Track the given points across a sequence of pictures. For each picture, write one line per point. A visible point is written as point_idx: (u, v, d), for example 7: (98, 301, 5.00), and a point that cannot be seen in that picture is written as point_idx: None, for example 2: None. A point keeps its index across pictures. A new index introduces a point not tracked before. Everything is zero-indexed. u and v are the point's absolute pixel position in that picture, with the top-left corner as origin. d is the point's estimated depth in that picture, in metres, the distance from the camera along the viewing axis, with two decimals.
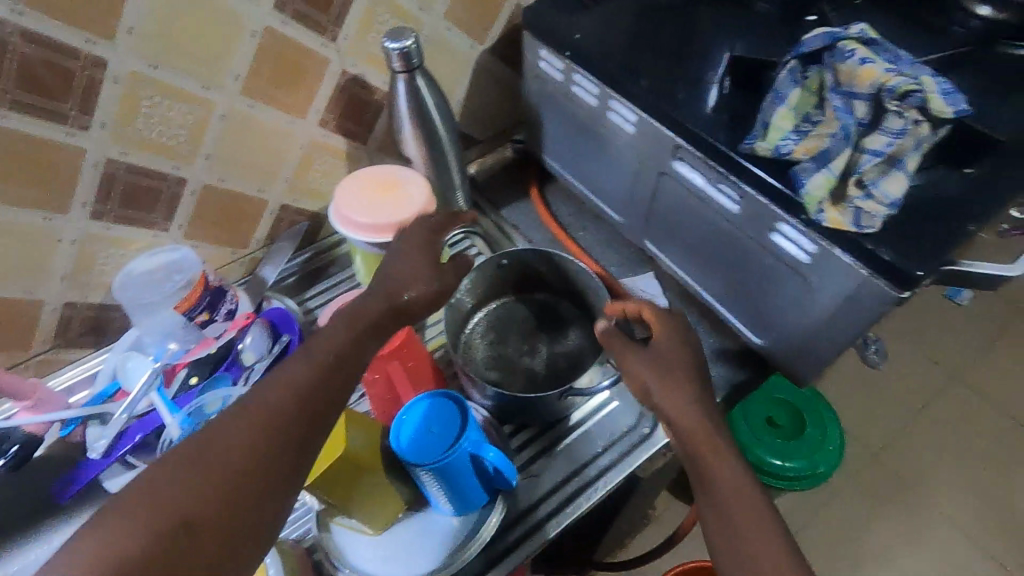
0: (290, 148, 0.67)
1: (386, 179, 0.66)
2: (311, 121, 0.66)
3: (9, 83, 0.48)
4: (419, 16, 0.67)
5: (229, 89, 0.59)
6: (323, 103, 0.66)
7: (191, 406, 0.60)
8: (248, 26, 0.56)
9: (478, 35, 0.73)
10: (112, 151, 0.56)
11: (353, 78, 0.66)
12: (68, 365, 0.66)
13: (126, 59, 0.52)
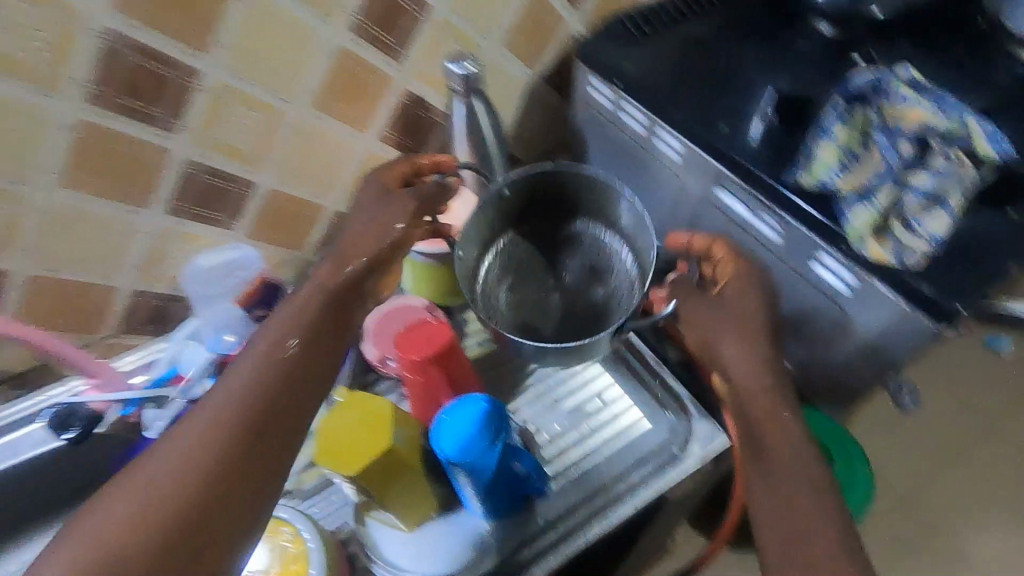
0: (350, 159, 0.71)
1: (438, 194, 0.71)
2: (372, 134, 0.70)
3: (113, 88, 0.53)
4: (480, 42, 0.71)
5: (300, 103, 0.63)
6: (384, 119, 0.70)
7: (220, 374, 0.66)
8: (325, 46, 0.61)
9: (529, 61, 0.76)
10: (193, 153, 0.60)
11: (412, 97, 0.71)
12: (131, 350, 0.70)
13: (216, 71, 0.57)
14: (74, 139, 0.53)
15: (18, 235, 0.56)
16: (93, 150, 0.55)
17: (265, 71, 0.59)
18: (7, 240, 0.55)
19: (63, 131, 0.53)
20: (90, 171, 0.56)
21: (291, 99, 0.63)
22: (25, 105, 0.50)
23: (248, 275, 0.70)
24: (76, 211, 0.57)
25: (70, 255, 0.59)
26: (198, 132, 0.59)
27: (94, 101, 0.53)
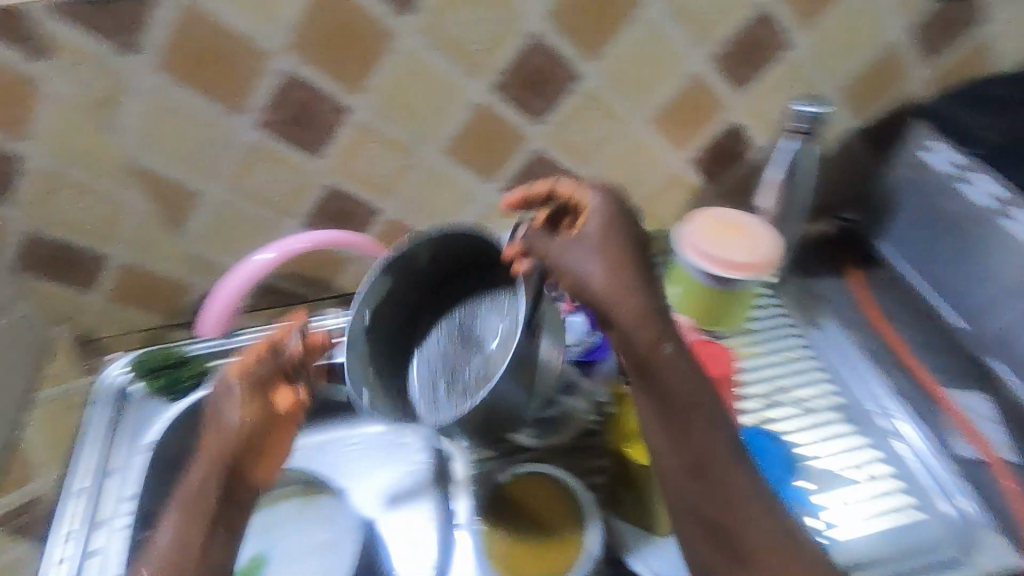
0: (472, 204, 0.80)
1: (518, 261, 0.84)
2: (495, 186, 0.78)
3: (278, 119, 0.65)
4: (631, 117, 0.75)
5: (436, 148, 0.72)
6: (510, 176, 0.77)
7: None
8: (466, 98, 0.68)
9: (680, 143, 0.80)
10: (331, 180, 0.72)
11: (543, 159, 0.77)
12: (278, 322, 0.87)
13: (363, 111, 0.67)
14: (354, 131, 0.68)
15: (216, 167, 0.68)
16: (362, 143, 0.69)
17: (504, 128, 0.72)
18: (208, 169, 0.68)
19: (344, 122, 0.67)
20: (343, 167, 0.71)
21: (491, 169, 0.76)
22: (206, 119, 0.63)
23: None
24: (236, 215, 0.73)
25: (228, 244, 0.75)
26: (428, 170, 0.74)
27: (265, 127, 0.65)
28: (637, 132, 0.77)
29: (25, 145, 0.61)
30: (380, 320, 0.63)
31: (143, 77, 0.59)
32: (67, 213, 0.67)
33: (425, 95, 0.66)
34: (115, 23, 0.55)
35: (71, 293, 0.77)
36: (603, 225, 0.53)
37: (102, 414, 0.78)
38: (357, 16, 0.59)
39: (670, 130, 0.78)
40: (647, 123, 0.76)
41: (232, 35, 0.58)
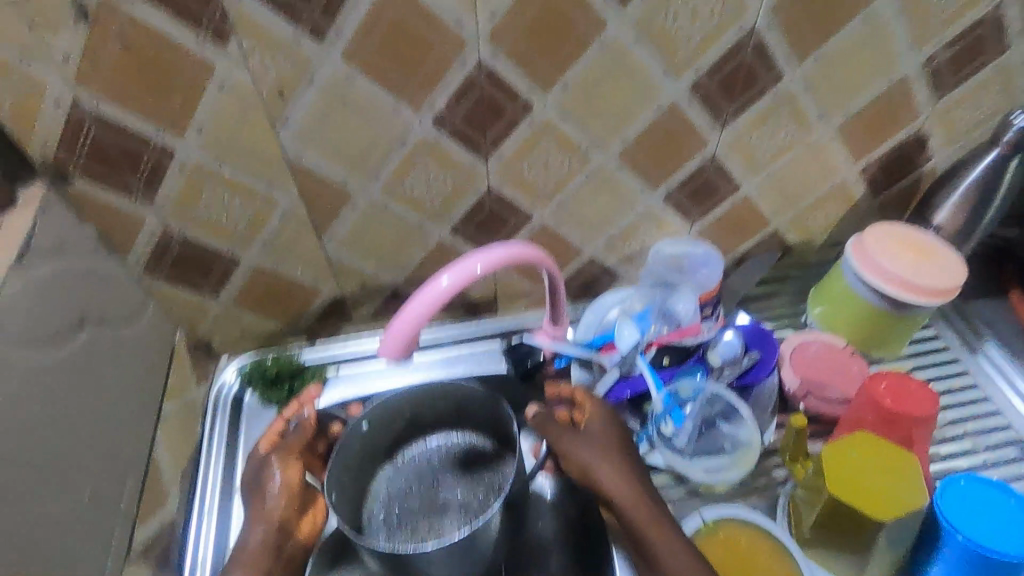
0: (629, 210, 0.74)
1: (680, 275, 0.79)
2: (658, 194, 0.72)
3: (457, 116, 0.58)
4: (817, 124, 0.68)
5: (610, 151, 0.65)
6: (677, 181, 0.71)
7: (670, 387, 0.73)
8: (658, 99, 0.61)
9: (856, 151, 0.73)
10: (494, 182, 0.65)
11: (717, 164, 0.70)
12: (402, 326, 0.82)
13: (547, 108, 0.59)
14: (532, 132, 0.61)
15: (378, 166, 0.61)
16: (537, 144, 0.62)
17: (690, 130, 0.65)
18: (370, 168, 0.61)
19: (526, 122, 0.60)
20: (511, 170, 0.65)
21: (663, 175, 0.70)
22: (384, 114, 0.56)
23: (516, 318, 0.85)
24: (383, 216, 0.66)
25: (366, 247, 0.69)
26: (595, 175, 0.68)
27: (440, 124, 0.58)
28: (820, 140, 0.70)
29: (183, 139, 0.54)
30: (402, 475, 0.71)
31: (328, 66, 0.51)
32: (205, 209, 0.60)
33: (618, 94, 0.59)
34: (313, 6, 0.47)
35: (196, 298, 0.70)
36: (605, 426, 0.66)
37: (223, 426, 0.74)
38: (574, 7, 0.51)
39: (853, 138, 0.71)
40: (834, 128, 0.69)
41: (435, 24, 0.50)
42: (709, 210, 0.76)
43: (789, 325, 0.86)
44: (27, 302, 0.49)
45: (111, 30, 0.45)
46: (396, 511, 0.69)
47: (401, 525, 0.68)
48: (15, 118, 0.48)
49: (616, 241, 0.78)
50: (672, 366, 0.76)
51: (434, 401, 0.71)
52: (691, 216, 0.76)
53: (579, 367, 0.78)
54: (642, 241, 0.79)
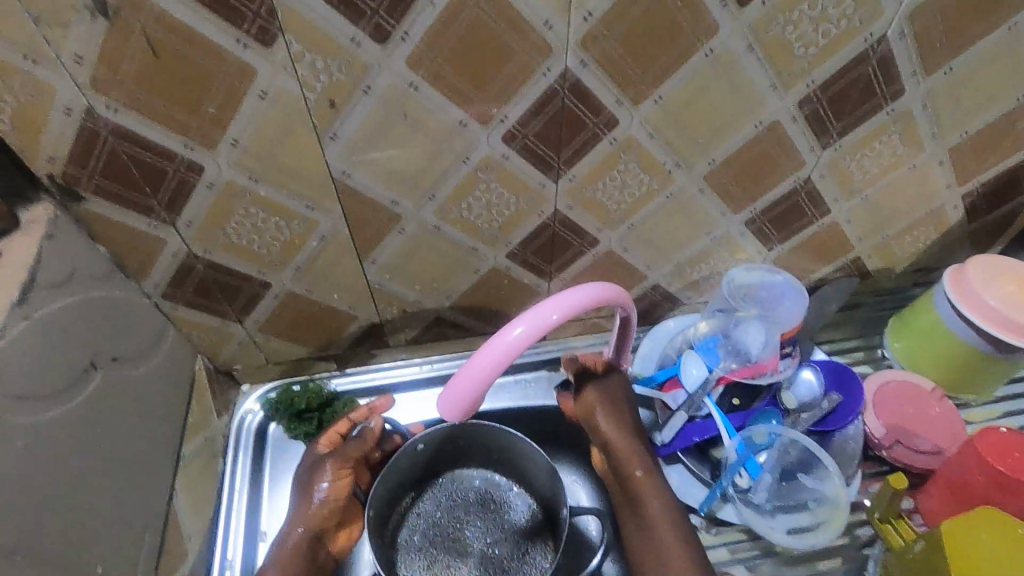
0: (705, 235, 0.65)
1: (750, 296, 0.71)
2: (740, 218, 0.64)
3: (531, 132, 0.50)
4: (929, 144, 0.60)
5: (694, 171, 0.57)
6: (764, 203, 0.63)
7: (743, 432, 0.66)
8: (759, 115, 0.53)
9: (963, 175, 0.65)
10: (561, 205, 0.57)
11: (810, 187, 0.62)
12: (443, 352, 0.75)
13: (634, 125, 0.51)
14: (613, 151, 0.53)
15: (433, 185, 0.53)
16: (616, 163, 0.54)
17: (787, 151, 0.57)
18: (423, 188, 0.53)
19: (607, 140, 0.52)
20: (582, 192, 0.57)
21: (748, 199, 0.62)
22: (447, 131, 0.48)
23: (557, 347, 0.78)
24: (433, 239, 0.58)
25: (408, 272, 0.62)
26: (674, 198, 0.60)
27: (510, 141, 0.50)
28: (926, 162, 0.62)
29: (214, 154, 0.46)
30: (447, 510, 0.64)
31: (389, 74, 0.43)
32: (233, 231, 0.53)
33: (715, 110, 0.51)
34: (377, 4, 0.39)
35: (220, 324, 0.63)
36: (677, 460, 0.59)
37: (245, 463, 0.66)
38: (683, 9, 0.43)
39: (962, 160, 0.63)
40: (944, 151, 0.61)
41: (519, 28, 0.42)
42: (791, 235, 0.68)
43: (866, 361, 0.78)
44: (30, 351, 0.42)
45: (134, 29, 0.37)
46: (419, 540, 0.63)
47: (420, 552, 0.62)
48: (19, 129, 0.41)
49: (685, 267, 0.70)
50: (743, 408, 0.69)
51: (489, 443, 0.65)
52: (770, 242, 0.68)
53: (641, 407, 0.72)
54: (712, 267, 0.71)
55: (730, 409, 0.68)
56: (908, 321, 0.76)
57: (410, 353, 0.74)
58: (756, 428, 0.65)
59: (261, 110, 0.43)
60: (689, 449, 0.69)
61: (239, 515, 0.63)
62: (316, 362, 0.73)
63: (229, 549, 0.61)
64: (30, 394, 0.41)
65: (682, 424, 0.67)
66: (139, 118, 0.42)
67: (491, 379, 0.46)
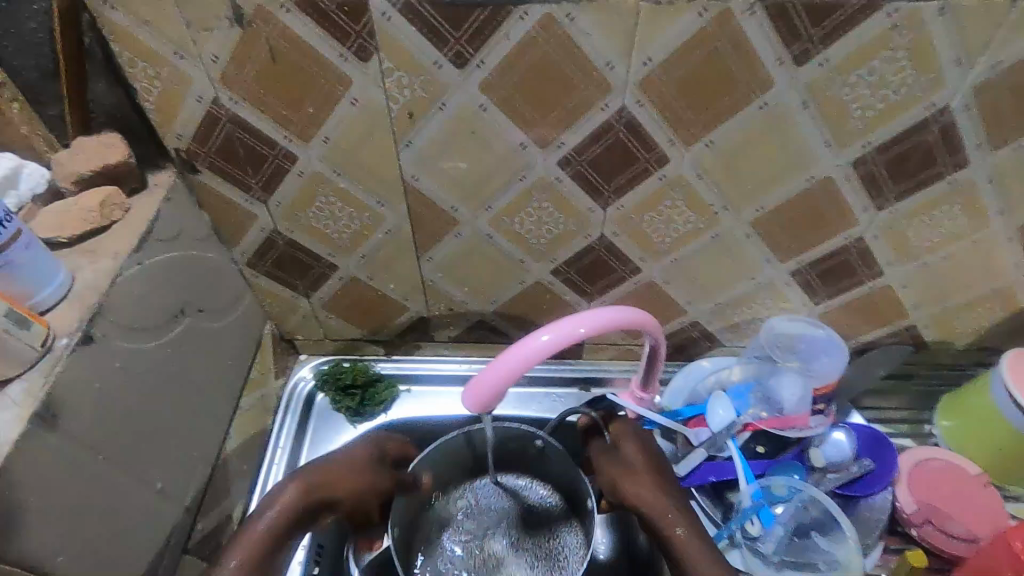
0: (748, 279, 0.67)
1: (789, 345, 0.71)
2: (786, 268, 0.65)
3: (584, 160, 0.54)
4: (996, 220, 0.58)
5: (741, 216, 0.59)
6: (812, 256, 0.63)
7: (762, 481, 0.66)
8: (810, 170, 0.54)
9: None
10: (607, 231, 0.61)
11: (862, 247, 0.62)
12: (481, 354, 0.79)
13: (685, 164, 0.54)
14: (662, 186, 0.56)
15: (491, 198, 0.58)
16: (664, 198, 0.57)
17: (840, 208, 0.57)
18: (482, 199, 0.58)
19: (657, 176, 0.55)
20: (628, 221, 0.60)
21: (796, 250, 0.62)
22: (508, 149, 0.53)
23: (589, 366, 0.80)
24: (486, 247, 0.63)
25: (459, 274, 0.67)
26: (719, 239, 0.61)
27: (565, 166, 0.54)
28: (992, 237, 0.60)
29: (307, 147, 0.53)
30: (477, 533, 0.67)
31: (463, 96, 0.49)
32: (313, 215, 0.60)
33: (766, 160, 0.53)
34: (461, 35, 0.44)
35: (290, 296, 0.70)
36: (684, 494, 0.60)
37: (291, 424, 0.73)
38: (739, 63, 0.46)
39: None
40: (1013, 228, 0.59)
41: (583, 66, 0.46)
42: (840, 292, 0.68)
43: (909, 435, 0.76)
44: (139, 290, 0.50)
45: (261, 37, 0.45)
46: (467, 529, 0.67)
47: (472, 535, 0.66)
48: (159, 108, 0.50)
49: (725, 308, 0.71)
50: (766, 457, 0.70)
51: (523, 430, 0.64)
52: (816, 296, 0.68)
53: (662, 437, 0.72)
54: (754, 312, 0.72)
55: (754, 455, 0.69)
56: (962, 400, 0.72)
57: (451, 350, 0.79)
58: (777, 479, 0.66)
59: (351, 114, 0.50)
60: (705, 488, 0.70)
61: (280, 469, 0.70)
62: (366, 345, 0.79)
63: (266, 496, 0.68)
64: (136, 326, 0.49)
65: (703, 460, 0.68)
66: (252, 110, 0.50)
67: (513, 380, 0.49)
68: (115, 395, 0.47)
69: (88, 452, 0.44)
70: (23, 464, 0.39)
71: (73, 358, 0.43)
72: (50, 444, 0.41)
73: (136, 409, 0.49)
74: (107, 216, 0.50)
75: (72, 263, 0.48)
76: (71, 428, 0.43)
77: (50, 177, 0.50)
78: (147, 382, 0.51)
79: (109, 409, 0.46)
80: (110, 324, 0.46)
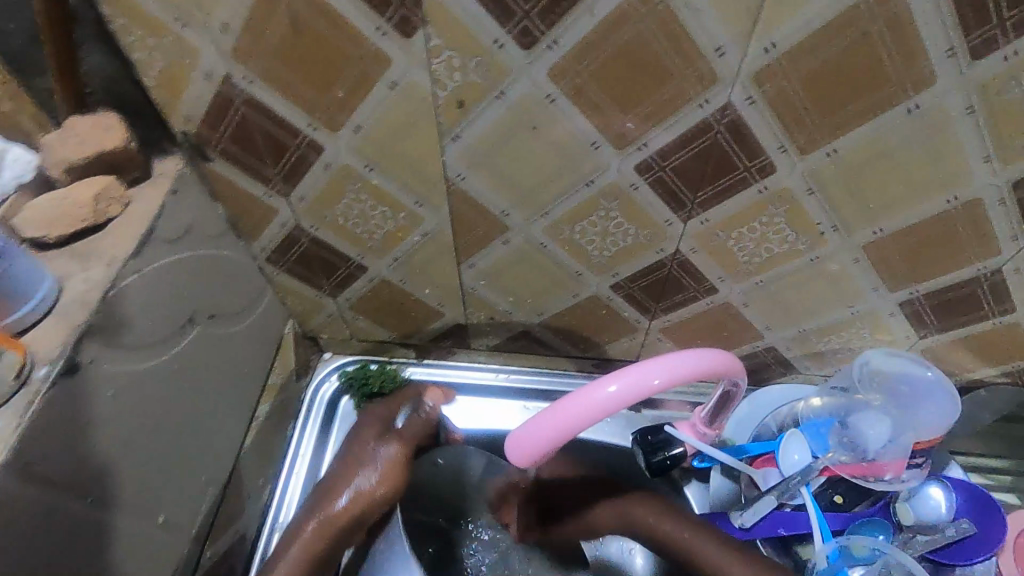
0: (846, 307, 0.56)
1: (879, 375, 0.61)
2: (895, 297, 0.54)
3: (668, 165, 0.44)
4: None
5: (852, 239, 0.48)
6: (931, 287, 0.52)
7: (840, 539, 0.58)
8: (956, 190, 0.43)
9: None
10: (684, 247, 0.51)
11: (997, 281, 0.50)
12: (522, 364, 0.72)
13: (794, 177, 0.43)
14: (760, 200, 0.46)
15: (548, 204, 0.49)
16: (759, 215, 0.47)
17: (983, 236, 0.46)
18: (538, 204, 0.49)
19: (756, 188, 0.45)
20: (711, 238, 0.50)
21: (911, 278, 0.52)
22: (576, 149, 0.44)
23: None
24: (537, 256, 0.54)
25: (504, 282, 0.58)
26: (818, 263, 0.51)
27: (643, 171, 0.45)
28: None
29: (336, 137, 0.45)
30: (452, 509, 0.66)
31: (527, 83, 0.39)
32: (341, 212, 0.52)
33: (902, 175, 0.42)
34: (531, 6, 0.34)
35: (314, 294, 0.63)
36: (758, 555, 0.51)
37: (312, 432, 0.66)
38: (896, 52, 0.35)
39: None
40: None
41: (685, 51, 0.36)
42: (955, 327, 0.57)
43: (1012, 490, 0.67)
44: (139, 302, 0.43)
45: (281, 4, 0.36)
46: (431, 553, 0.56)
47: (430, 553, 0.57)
48: (162, 86, 0.42)
49: (810, 335, 0.61)
50: (844, 509, 0.60)
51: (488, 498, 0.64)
52: (924, 329, 0.57)
53: (722, 474, 0.64)
54: (843, 342, 0.62)
55: (829, 506, 0.60)
56: None
57: (489, 358, 0.72)
58: (857, 539, 0.57)
59: (388, 100, 0.41)
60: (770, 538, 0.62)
61: (295, 481, 0.63)
62: (397, 347, 0.72)
63: (282, 511, 0.61)
64: (135, 344, 0.43)
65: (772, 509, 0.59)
66: (271, 91, 0.41)
67: (572, 434, 0.41)
68: (106, 427, 0.41)
69: (71, 494, 0.39)
70: None
71: (54, 393, 0.36)
72: (23, 497, 0.35)
73: (132, 439, 0.43)
74: (102, 213, 0.43)
75: (61, 268, 0.41)
76: (52, 474, 0.37)
77: (39, 163, 0.43)
78: (145, 406, 0.44)
79: (96, 446, 0.40)
80: (102, 346, 0.40)
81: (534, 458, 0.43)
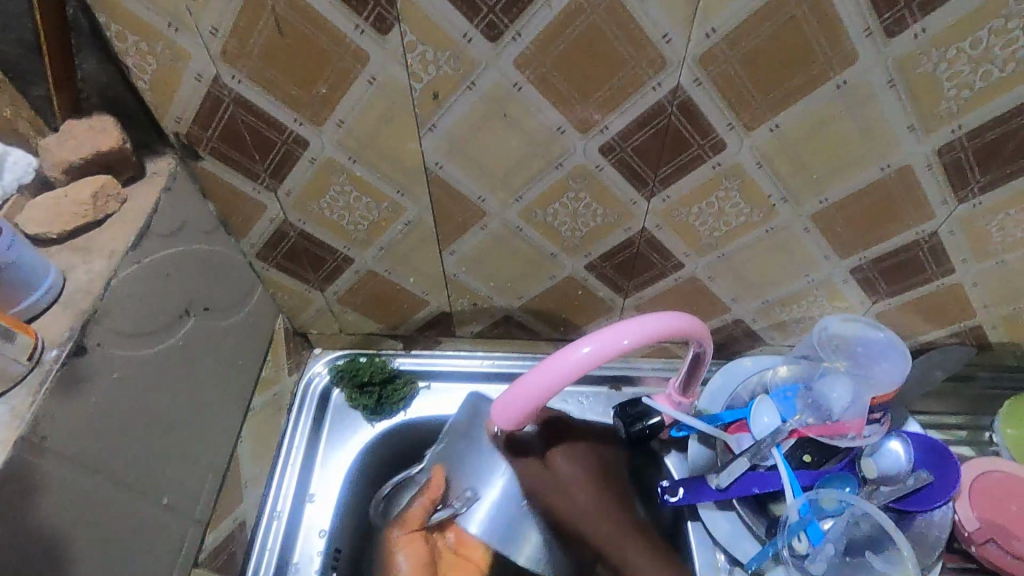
0: (804, 276, 0.61)
1: (837, 339, 0.65)
2: (847, 265, 0.58)
3: (629, 146, 0.48)
4: None
5: (802, 210, 0.53)
6: (879, 252, 0.57)
7: (810, 493, 0.60)
8: (888, 157, 0.47)
9: None
10: (649, 223, 0.55)
11: (935, 244, 0.55)
12: (506, 349, 0.75)
13: (743, 153, 0.48)
14: (715, 175, 0.50)
15: (520, 188, 0.52)
16: (716, 189, 0.51)
17: (916, 200, 0.50)
18: (511, 189, 0.53)
19: (710, 164, 0.49)
20: (674, 214, 0.54)
21: (858, 245, 0.56)
22: (544, 135, 0.47)
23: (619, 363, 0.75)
24: (514, 238, 0.58)
25: (484, 266, 0.62)
26: (774, 233, 0.55)
27: (607, 153, 0.49)
28: None
29: (320, 132, 0.48)
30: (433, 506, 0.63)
31: (495, 73, 0.42)
32: (326, 205, 0.55)
33: (838, 145, 0.47)
34: (494, 2, 0.38)
35: (304, 289, 0.66)
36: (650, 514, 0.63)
37: (305, 424, 0.69)
38: (822, 35, 0.39)
39: None
40: None
41: (636, 40, 0.40)
42: (903, 291, 0.61)
43: (968, 443, 0.72)
44: (135, 292, 0.46)
45: (267, 9, 0.39)
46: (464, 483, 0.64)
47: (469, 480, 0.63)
48: (155, 89, 0.45)
49: (773, 306, 0.66)
50: (813, 467, 0.63)
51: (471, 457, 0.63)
52: (876, 293, 0.62)
53: (699, 442, 0.68)
54: (805, 310, 0.66)
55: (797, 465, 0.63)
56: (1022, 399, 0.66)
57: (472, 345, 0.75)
58: (826, 493, 0.60)
59: (368, 95, 0.45)
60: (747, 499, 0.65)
61: (290, 472, 0.66)
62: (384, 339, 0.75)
63: (279, 499, 0.65)
64: (132, 332, 0.46)
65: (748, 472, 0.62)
66: (257, 89, 0.44)
67: (552, 393, 0.45)
68: (112, 408, 0.44)
69: (84, 469, 0.42)
70: (7, 494, 0.36)
71: (65, 371, 0.40)
72: (37, 468, 0.38)
73: (133, 422, 0.46)
74: (100, 209, 0.47)
75: (64, 263, 0.45)
76: (61, 450, 0.40)
77: (38, 165, 0.46)
78: (146, 390, 0.47)
79: (106, 423, 0.43)
80: (105, 332, 0.43)
81: (514, 420, 0.46)
